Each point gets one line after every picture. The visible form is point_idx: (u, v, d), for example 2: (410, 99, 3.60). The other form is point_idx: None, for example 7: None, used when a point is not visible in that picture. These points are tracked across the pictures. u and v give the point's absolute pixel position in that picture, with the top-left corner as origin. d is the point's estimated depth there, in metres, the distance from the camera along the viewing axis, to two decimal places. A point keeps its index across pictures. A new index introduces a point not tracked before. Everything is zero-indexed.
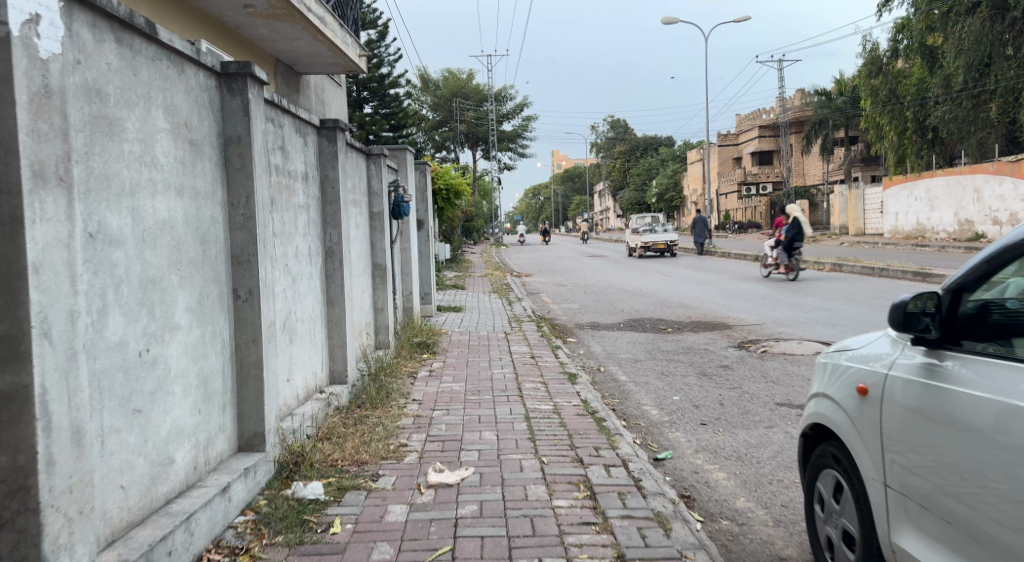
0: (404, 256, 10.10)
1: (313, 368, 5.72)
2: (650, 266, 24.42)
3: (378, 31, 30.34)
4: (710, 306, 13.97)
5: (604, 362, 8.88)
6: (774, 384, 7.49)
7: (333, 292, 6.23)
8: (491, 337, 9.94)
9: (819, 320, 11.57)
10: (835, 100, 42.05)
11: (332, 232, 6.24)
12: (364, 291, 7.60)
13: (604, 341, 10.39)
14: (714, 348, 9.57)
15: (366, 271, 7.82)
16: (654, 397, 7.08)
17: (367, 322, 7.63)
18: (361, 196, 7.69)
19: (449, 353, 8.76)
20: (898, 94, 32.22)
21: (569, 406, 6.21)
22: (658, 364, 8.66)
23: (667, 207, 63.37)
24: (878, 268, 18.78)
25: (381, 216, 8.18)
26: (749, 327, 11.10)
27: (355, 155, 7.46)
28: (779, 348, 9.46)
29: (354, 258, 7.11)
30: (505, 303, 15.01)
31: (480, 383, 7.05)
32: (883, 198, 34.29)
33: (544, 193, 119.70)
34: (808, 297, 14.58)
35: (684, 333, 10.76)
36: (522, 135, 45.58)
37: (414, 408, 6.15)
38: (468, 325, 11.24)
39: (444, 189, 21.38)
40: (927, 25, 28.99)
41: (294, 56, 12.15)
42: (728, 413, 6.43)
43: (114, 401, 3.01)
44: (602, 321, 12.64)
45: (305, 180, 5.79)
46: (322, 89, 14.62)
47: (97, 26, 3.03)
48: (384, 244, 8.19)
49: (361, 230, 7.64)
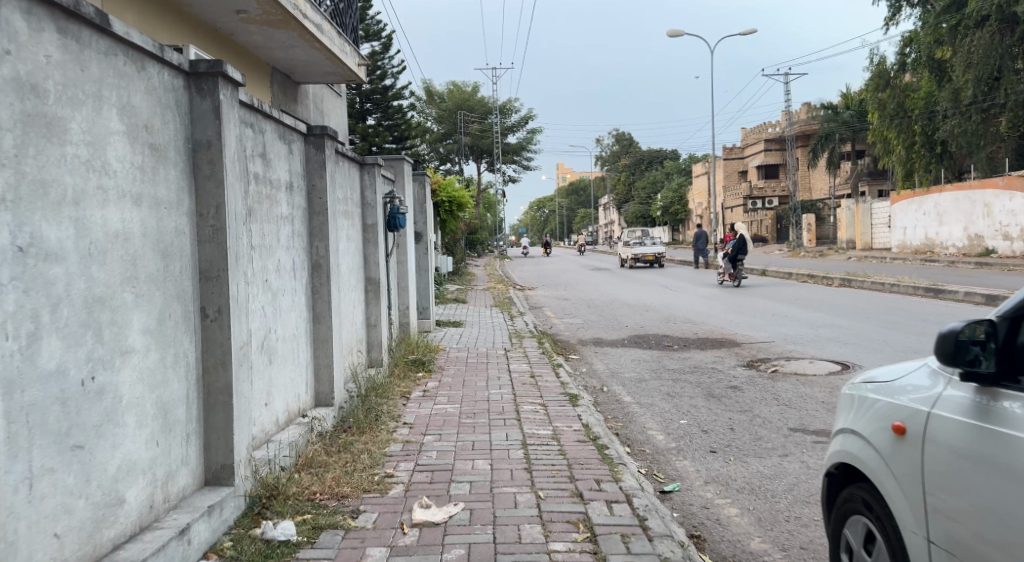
0: (400, 269, 9.75)
1: (296, 390, 5.37)
2: (656, 280, 24.05)
3: (382, 43, 30.11)
4: (716, 322, 13.58)
5: (607, 381, 8.51)
6: (786, 407, 7.12)
7: (319, 309, 5.88)
8: (489, 354, 9.57)
9: (831, 338, 11.18)
10: (842, 114, 41.77)
11: (319, 244, 5.89)
12: (355, 306, 7.24)
13: (607, 359, 10.02)
14: (722, 367, 9.19)
15: (358, 285, 7.46)
16: (660, 421, 6.70)
17: (358, 339, 7.26)
18: (353, 207, 7.35)
19: (445, 371, 8.38)
20: (906, 108, 31.92)
21: (569, 431, 5.84)
22: (665, 384, 8.29)
23: (673, 220, 63.00)
24: (888, 283, 18.39)
25: (374, 227, 7.83)
26: (758, 345, 10.72)
27: (346, 164, 7.11)
28: (791, 367, 9.09)
29: (344, 271, 6.76)
30: (506, 318, 14.63)
31: (476, 405, 6.68)
32: (891, 212, 33.91)
33: (549, 206, 119.49)
34: (817, 313, 14.19)
35: (690, 351, 10.38)
36: (527, 148, 45.35)
37: (404, 433, 5.77)
38: (467, 340, 10.88)
39: (447, 201, 21.07)
40: (936, 39, 28.71)
41: (291, 65, 11.85)
42: (739, 440, 6.05)
43: (47, 437, 2.67)
44: (606, 337, 12.27)
45: (289, 189, 5.44)
46: (321, 99, 14.32)
47: (34, 14, 2.71)
48: (378, 257, 7.82)
49: (353, 243, 7.30)
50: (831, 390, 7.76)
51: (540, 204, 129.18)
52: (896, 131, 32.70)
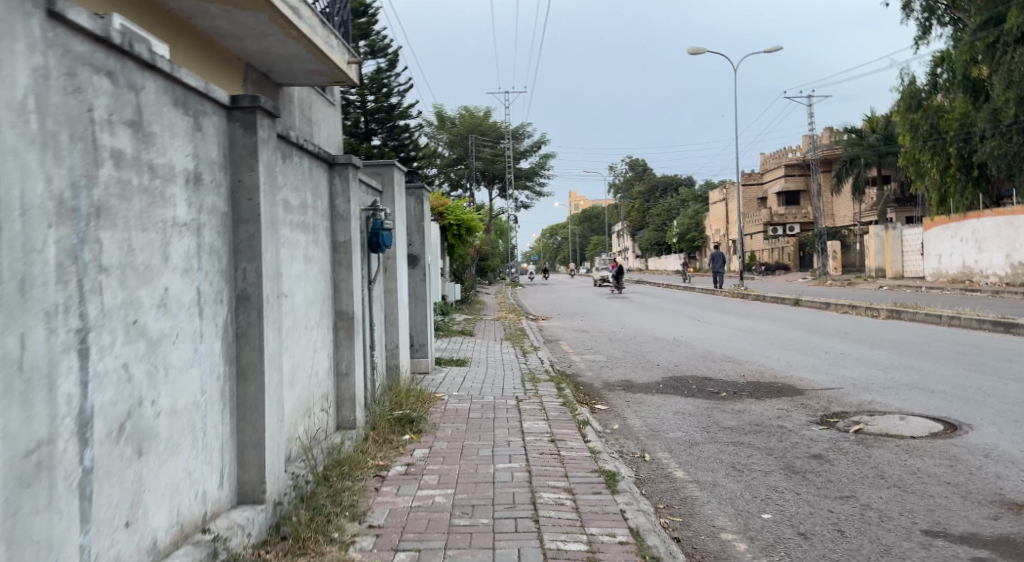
0: (387, 301, 7.92)
1: (195, 487, 3.56)
2: (682, 310, 22.02)
3: (387, 59, 28.49)
4: (764, 361, 11.63)
5: (648, 445, 6.60)
6: (901, 492, 5.19)
7: (245, 362, 4.03)
8: (497, 405, 7.68)
9: (910, 385, 9.20)
10: (867, 138, 39.90)
11: (245, 267, 4.04)
12: (316, 349, 5.42)
13: (643, 411, 8.07)
14: (791, 426, 7.26)
15: (322, 323, 5.61)
16: (733, 515, 4.80)
17: (320, 394, 5.43)
18: (314, 218, 5.52)
19: (440, 433, 6.44)
20: (940, 129, 29.97)
21: (613, 545, 3.94)
22: (723, 452, 6.37)
23: (689, 248, 60.90)
24: (945, 315, 16.38)
25: (348, 246, 5.97)
26: (826, 394, 8.77)
27: (303, 160, 5.30)
28: (880, 428, 7.15)
29: (294, 306, 4.94)
30: (519, 354, 12.73)
31: (477, 493, 4.77)
32: (924, 239, 31.81)
33: (563, 234, 117.63)
34: (877, 352, 12.19)
35: (745, 402, 8.42)
36: (539, 173, 43.71)
37: (364, 548, 3.90)
38: (471, 386, 8.97)
39: (455, 225, 19.33)
40: (971, 58, 26.73)
41: (268, 60, 10.05)
42: (859, 553, 4.16)
43: None
44: (636, 380, 10.31)
45: (191, 182, 3.64)
46: (309, 106, 12.53)
47: None
48: (352, 284, 5.96)
49: (313, 266, 5.46)
50: (950, 463, 5.82)
51: (553, 231, 127.23)
52: (930, 153, 30.78)
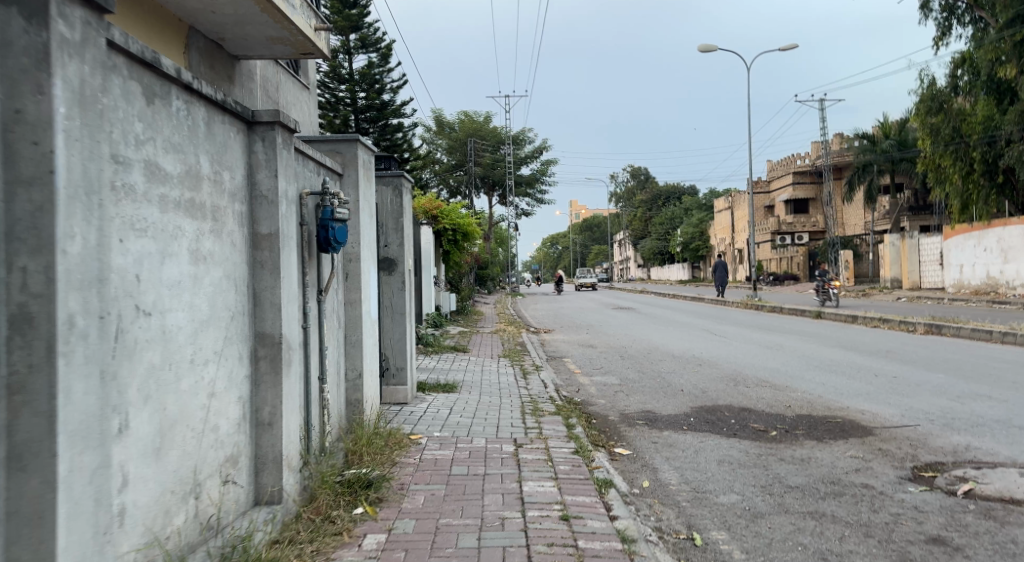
0: (347, 315, 6.09)
1: None
2: (696, 322, 20.18)
3: (380, 54, 26.75)
4: (807, 388, 9.79)
5: (696, 519, 4.78)
6: None
7: (22, 437, 2.34)
8: (490, 452, 5.90)
9: (1004, 423, 7.40)
10: (880, 144, 37.83)
11: (25, 264, 2.35)
12: (218, 391, 3.65)
13: (679, 460, 6.24)
14: (881, 487, 5.46)
15: (230, 352, 3.81)
16: None
17: (220, 460, 3.63)
18: (217, 197, 3.72)
19: (407, 501, 4.61)
20: (963, 133, 26.94)
21: None
22: (802, 533, 4.55)
23: (693, 257, 59.02)
24: (997, 332, 14.55)
25: (273, 239, 4.14)
26: (906, 436, 6.96)
27: (194, 106, 3.50)
28: (999, 489, 5.35)
29: (165, 331, 3.15)
30: (517, 375, 10.92)
31: None
32: (945, 248, 30.01)
33: (564, 243, 115.85)
34: (939, 376, 10.34)
35: (806, 447, 6.61)
36: (541, 180, 42.00)
37: None
38: (458, 421, 7.17)
39: (452, 230, 17.57)
40: (995, 57, 24.18)
41: (216, 25, 8.07)
42: None
43: None
44: (660, 410, 8.49)
45: None
46: (275, 86, 10.66)
47: None
48: (280, 293, 4.14)
49: (214, 268, 3.66)
50: None
51: (554, 240, 125.48)
52: (952, 158, 27.79)
